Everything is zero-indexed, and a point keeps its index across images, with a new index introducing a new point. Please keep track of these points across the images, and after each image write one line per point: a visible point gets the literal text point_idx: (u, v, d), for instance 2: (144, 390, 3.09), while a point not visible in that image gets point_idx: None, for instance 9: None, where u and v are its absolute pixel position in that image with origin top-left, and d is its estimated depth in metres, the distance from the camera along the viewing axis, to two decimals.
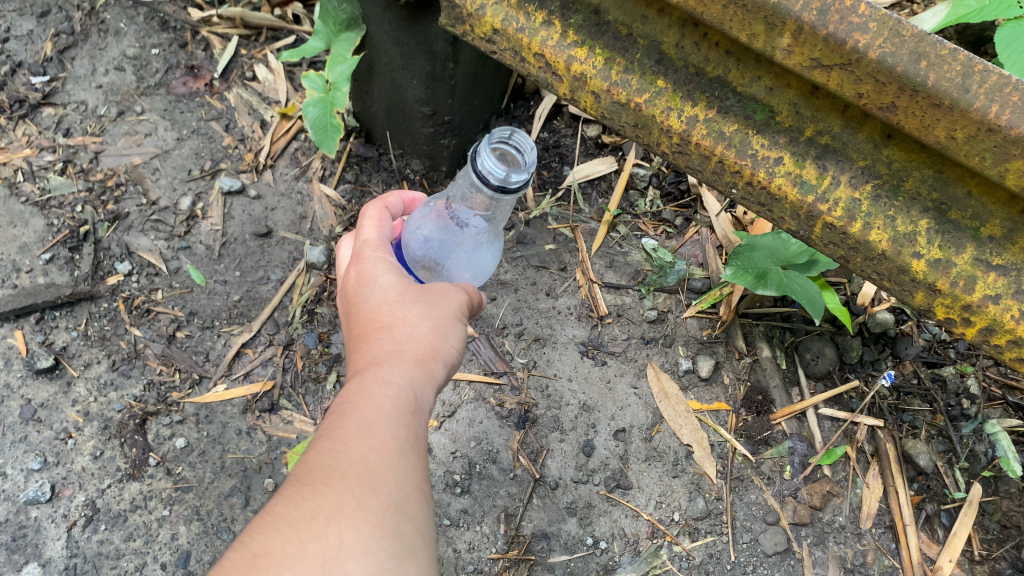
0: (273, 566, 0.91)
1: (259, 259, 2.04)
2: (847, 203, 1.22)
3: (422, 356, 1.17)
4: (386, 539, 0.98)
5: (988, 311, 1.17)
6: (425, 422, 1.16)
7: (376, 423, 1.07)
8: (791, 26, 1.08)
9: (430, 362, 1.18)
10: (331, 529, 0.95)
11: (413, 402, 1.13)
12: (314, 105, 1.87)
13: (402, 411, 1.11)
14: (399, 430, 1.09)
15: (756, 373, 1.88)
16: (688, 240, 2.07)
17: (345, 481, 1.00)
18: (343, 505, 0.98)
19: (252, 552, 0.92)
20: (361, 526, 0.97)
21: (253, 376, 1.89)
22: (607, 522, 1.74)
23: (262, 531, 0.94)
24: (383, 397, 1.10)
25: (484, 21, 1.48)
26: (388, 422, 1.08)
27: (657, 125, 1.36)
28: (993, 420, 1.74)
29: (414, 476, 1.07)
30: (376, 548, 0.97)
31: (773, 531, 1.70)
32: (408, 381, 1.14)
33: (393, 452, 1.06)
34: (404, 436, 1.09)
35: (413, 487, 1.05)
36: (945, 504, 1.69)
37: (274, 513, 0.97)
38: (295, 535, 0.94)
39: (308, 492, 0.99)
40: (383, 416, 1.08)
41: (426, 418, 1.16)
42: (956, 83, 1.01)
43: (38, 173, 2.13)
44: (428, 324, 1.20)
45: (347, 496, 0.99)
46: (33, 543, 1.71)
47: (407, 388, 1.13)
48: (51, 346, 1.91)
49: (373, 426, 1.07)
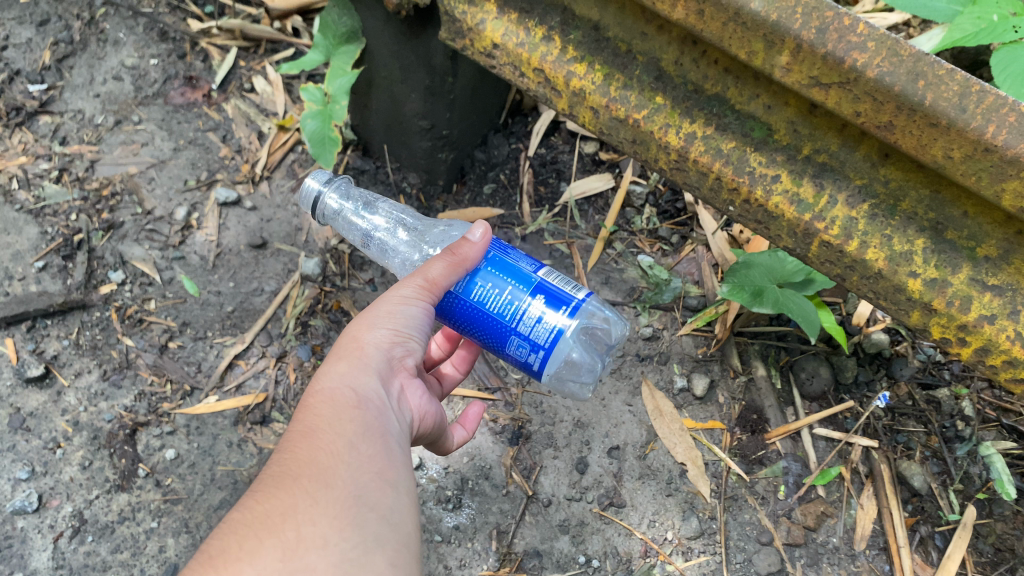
0: (232, 563, 0.95)
1: (254, 270, 2.03)
2: (844, 222, 1.22)
3: (352, 352, 1.21)
4: (346, 531, 1.02)
5: (984, 332, 1.17)
6: (381, 410, 1.17)
7: (315, 425, 1.12)
8: (790, 44, 1.08)
9: (363, 353, 1.21)
10: (287, 525, 1.00)
11: (352, 394, 1.15)
12: (312, 117, 1.88)
13: (340, 407, 1.14)
14: (341, 425, 1.12)
15: (751, 393, 1.87)
16: (685, 258, 2.07)
17: (297, 481, 1.05)
18: (296, 503, 1.02)
19: (209, 555, 0.96)
20: (318, 520, 1.01)
21: (245, 388, 1.87)
22: (599, 540, 1.72)
23: (217, 535, 0.99)
24: (319, 401, 1.15)
25: (484, 36, 1.50)
26: (327, 421, 1.12)
27: (655, 141, 1.37)
28: (988, 442, 1.73)
29: (369, 466, 1.10)
30: (336, 539, 1.00)
31: (766, 552, 1.69)
32: (341, 378, 1.18)
33: (342, 445, 1.10)
34: (349, 429, 1.12)
35: (369, 478, 1.09)
36: (939, 526, 1.69)
37: (232, 520, 1.01)
38: (250, 535, 0.98)
39: (264, 495, 1.04)
40: (321, 417, 1.13)
41: (381, 405, 1.17)
42: (953, 103, 1.01)
43: (34, 181, 2.12)
44: (358, 323, 1.25)
45: (300, 495, 1.03)
46: (18, 554, 1.69)
47: (339, 384, 1.16)
48: (41, 355, 1.89)
49: (315, 427, 1.11)
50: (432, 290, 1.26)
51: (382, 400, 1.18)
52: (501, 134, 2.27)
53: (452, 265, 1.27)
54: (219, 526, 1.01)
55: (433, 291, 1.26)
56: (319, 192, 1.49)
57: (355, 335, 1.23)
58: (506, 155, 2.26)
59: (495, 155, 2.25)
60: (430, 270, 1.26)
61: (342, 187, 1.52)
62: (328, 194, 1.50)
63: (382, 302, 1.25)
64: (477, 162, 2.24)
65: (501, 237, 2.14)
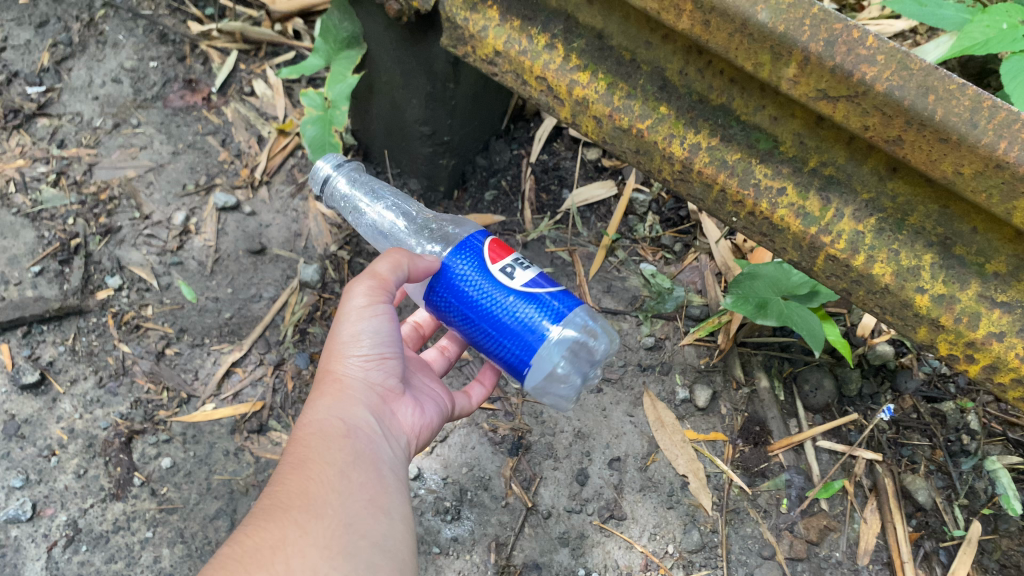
0: None
1: (252, 277, 2.01)
2: (850, 235, 1.19)
3: (331, 384, 1.24)
4: (337, 562, 1.04)
5: (992, 349, 1.13)
6: (369, 438, 1.22)
7: (305, 457, 1.15)
8: (798, 57, 1.06)
9: (343, 383, 1.24)
10: (277, 558, 1.00)
11: (339, 425, 1.20)
12: (313, 123, 1.85)
13: (329, 440, 1.18)
14: (332, 456, 1.16)
15: (754, 404, 1.85)
16: (687, 267, 2.05)
17: (289, 514, 1.07)
18: (287, 536, 1.03)
19: None
20: (309, 552, 1.03)
21: (242, 396, 1.85)
22: (600, 553, 1.70)
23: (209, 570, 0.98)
24: (307, 433, 1.19)
25: (487, 43, 1.48)
26: (319, 451, 1.16)
27: (659, 152, 1.34)
28: (993, 457, 1.72)
29: (361, 495, 1.14)
30: (327, 569, 1.02)
31: (768, 566, 1.67)
32: (329, 409, 1.22)
33: (333, 474, 1.14)
34: (339, 458, 1.16)
35: (360, 507, 1.12)
36: (943, 542, 1.66)
37: (222, 555, 1.01)
38: (239, 568, 0.98)
39: (254, 529, 1.04)
40: (312, 450, 1.16)
41: (368, 433, 1.22)
42: (964, 118, 0.99)
43: (31, 184, 2.11)
44: (332, 350, 1.27)
45: (293, 526, 1.05)
46: (11, 563, 1.67)
47: (325, 416, 1.20)
48: (37, 361, 1.88)
49: (306, 458, 1.15)
50: (383, 290, 1.25)
51: (370, 427, 1.23)
52: (503, 140, 2.25)
53: (395, 261, 1.25)
54: (209, 560, 1.00)
55: (383, 290, 1.25)
56: (327, 175, 1.55)
57: (333, 366, 1.26)
58: (508, 161, 2.24)
59: (496, 161, 2.23)
60: (376, 269, 1.25)
61: (352, 172, 1.57)
62: (337, 177, 1.55)
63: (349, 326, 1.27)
64: (478, 168, 2.23)
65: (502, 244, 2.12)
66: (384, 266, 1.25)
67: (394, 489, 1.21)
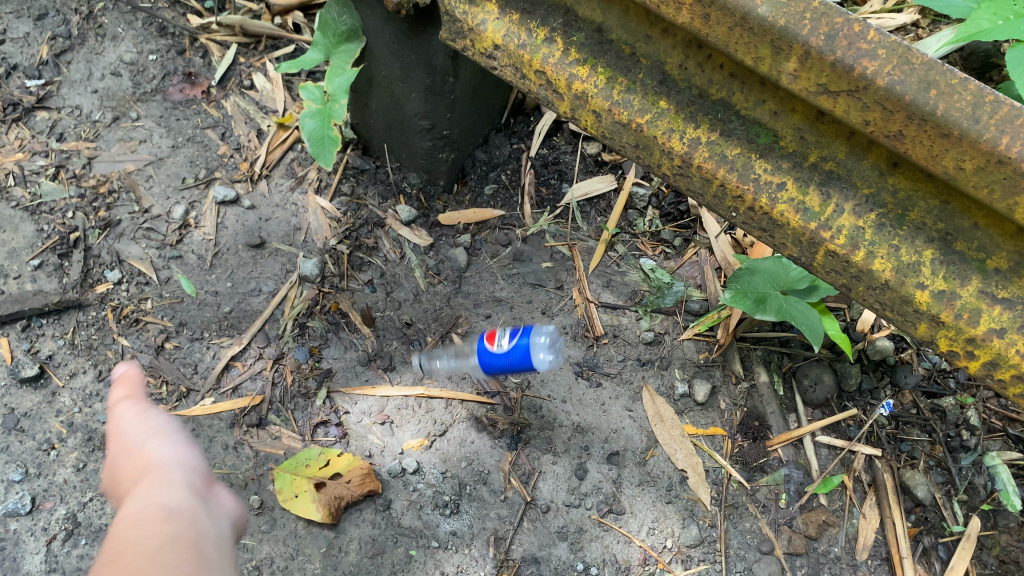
0: None
1: (252, 270, 2.01)
2: (850, 231, 1.19)
3: (138, 485, 0.98)
4: None
5: (993, 345, 1.12)
6: (174, 505, 0.93)
7: (119, 537, 0.85)
8: (798, 51, 1.05)
9: (146, 481, 0.99)
10: None
11: (158, 511, 0.90)
12: (312, 117, 1.81)
13: (153, 519, 0.88)
14: (136, 516, 0.89)
15: (753, 399, 1.87)
16: (687, 261, 2.07)
17: None
18: None
19: None
20: None
21: (242, 390, 1.85)
22: (599, 547, 1.70)
23: None
24: (119, 524, 0.88)
25: (486, 37, 1.47)
26: (127, 536, 0.85)
27: (659, 147, 1.34)
28: (993, 452, 1.75)
29: (155, 529, 0.87)
30: None
31: (767, 561, 1.68)
32: (143, 498, 0.93)
33: (138, 554, 0.81)
34: (149, 539, 0.84)
35: (155, 540, 0.85)
36: (942, 537, 1.70)
37: None
38: None
39: None
40: (127, 531, 0.86)
41: (185, 495, 0.96)
42: (966, 113, 0.98)
43: (30, 177, 2.10)
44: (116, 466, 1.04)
45: None
46: (11, 557, 1.66)
47: (140, 507, 0.91)
48: (36, 355, 1.87)
49: (116, 550, 0.82)
50: (136, 404, 1.15)
51: (190, 509, 0.94)
52: (503, 135, 2.25)
53: (131, 389, 1.16)
54: None
55: (134, 404, 1.14)
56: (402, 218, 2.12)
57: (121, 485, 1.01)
58: (508, 155, 2.24)
59: (495, 156, 2.23)
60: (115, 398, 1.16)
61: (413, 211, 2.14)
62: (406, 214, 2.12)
63: (115, 457, 1.06)
64: (478, 162, 2.21)
65: (502, 238, 2.11)
66: (122, 384, 1.17)
67: (218, 559, 0.88)
